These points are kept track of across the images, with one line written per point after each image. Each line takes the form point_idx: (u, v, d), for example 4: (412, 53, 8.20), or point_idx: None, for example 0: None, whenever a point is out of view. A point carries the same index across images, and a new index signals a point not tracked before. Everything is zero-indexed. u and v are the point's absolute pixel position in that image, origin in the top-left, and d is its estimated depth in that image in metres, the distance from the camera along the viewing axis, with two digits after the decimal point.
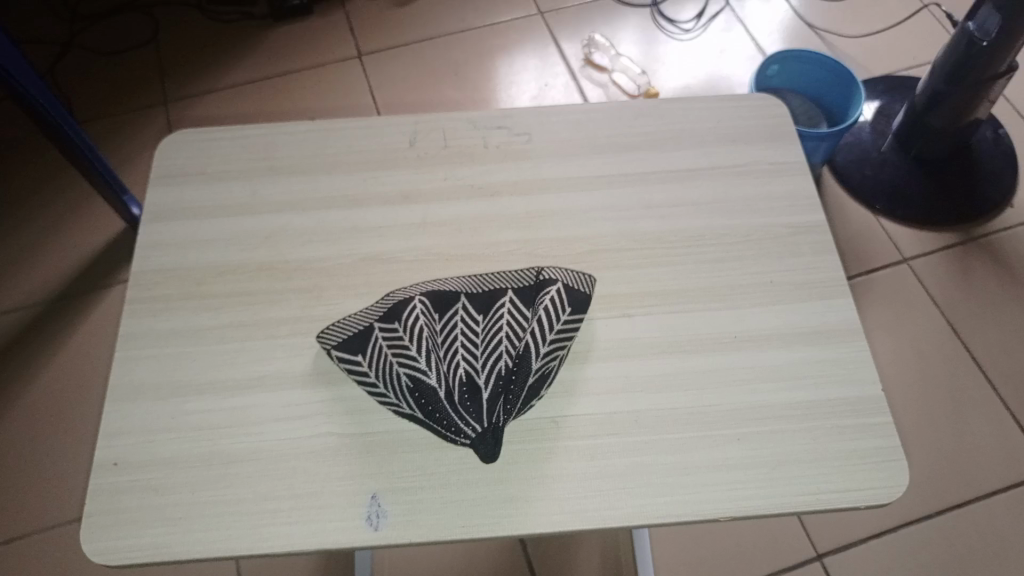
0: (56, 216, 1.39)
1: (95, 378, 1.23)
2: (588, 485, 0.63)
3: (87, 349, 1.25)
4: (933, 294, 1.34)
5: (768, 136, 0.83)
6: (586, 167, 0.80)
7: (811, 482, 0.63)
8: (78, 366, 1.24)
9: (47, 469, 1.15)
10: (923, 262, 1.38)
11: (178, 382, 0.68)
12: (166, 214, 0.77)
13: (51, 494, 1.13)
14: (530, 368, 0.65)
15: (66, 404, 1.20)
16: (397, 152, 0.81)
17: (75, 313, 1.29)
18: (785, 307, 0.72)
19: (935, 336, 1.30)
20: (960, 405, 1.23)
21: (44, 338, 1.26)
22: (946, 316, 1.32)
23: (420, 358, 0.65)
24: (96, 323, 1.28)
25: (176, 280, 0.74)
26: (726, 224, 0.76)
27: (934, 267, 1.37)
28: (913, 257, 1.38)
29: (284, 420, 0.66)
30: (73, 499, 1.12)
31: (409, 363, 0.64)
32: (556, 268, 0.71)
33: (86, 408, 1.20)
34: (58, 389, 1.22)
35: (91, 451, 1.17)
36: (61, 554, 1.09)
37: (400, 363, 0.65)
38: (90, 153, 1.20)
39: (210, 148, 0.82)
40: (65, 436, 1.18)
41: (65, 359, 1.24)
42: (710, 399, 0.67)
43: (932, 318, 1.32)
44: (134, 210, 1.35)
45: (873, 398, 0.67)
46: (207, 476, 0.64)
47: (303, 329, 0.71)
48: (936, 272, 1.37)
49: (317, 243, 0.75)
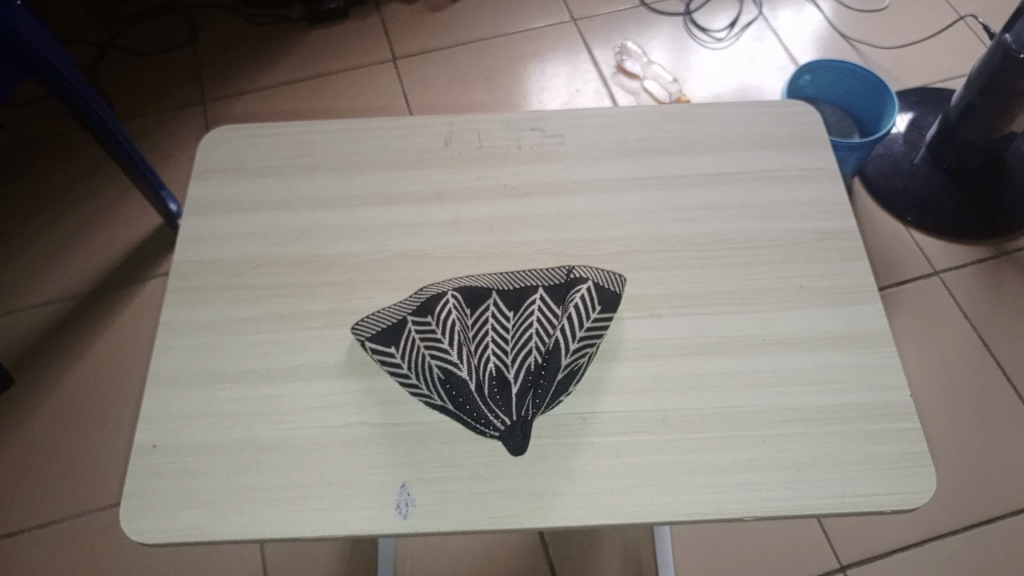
0: (96, 211, 1.42)
1: (131, 368, 1.26)
2: (613, 482, 0.64)
3: (124, 341, 1.29)
4: (964, 307, 1.33)
5: (799, 142, 0.83)
6: (617, 169, 0.81)
7: (836, 485, 0.64)
8: (115, 357, 1.27)
9: (83, 456, 1.18)
10: (954, 275, 1.37)
11: (215, 370, 0.70)
12: (206, 207, 0.80)
13: (87, 479, 1.16)
14: (559, 364, 0.66)
15: (103, 393, 1.23)
16: (431, 152, 0.83)
17: (112, 306, 1.32)
18: (813, 311, 0.72)
19: (965, 350, 1.29)
20: (989, 419, 1.22)
21: (82, 329, 1.29)
22: (977, 330, 1.31)
23: (451, 350, 0.66)
24: (133, 315, 1.31)
25: (214, 271, 0.76)
26: (755, 228, 0.77)
27: (964, 281, 1.36)
28: (943, 269, 1.37)
29: (317, 410, 0.68)
30: (108, 486, 1.15)
31: (440, 355, 0.66)
32: (586, 268, 0.72)
33: (122, 397, 1.23)
34: (94, 378, 1.25)
35: (126, 439, 1.19)
36: (93, 540, 1.11)
37: (432, 355, 0.66)
38: (130, 148, 1.23)
39: (249, 145, 0.84)
40: (101, 424, 1.21)
41: (102, 350, 1.27)
42: (735, 400, 0.68)
43: (962, 331, 1.31)
44: (171, 206, 1.38)
45: (899, 404, 0.67)
46: (241, 461, 0.66)
47: (336, 321, 0.72)
48: (967, 285, 1.36)
49: (352, 238, 0.77)
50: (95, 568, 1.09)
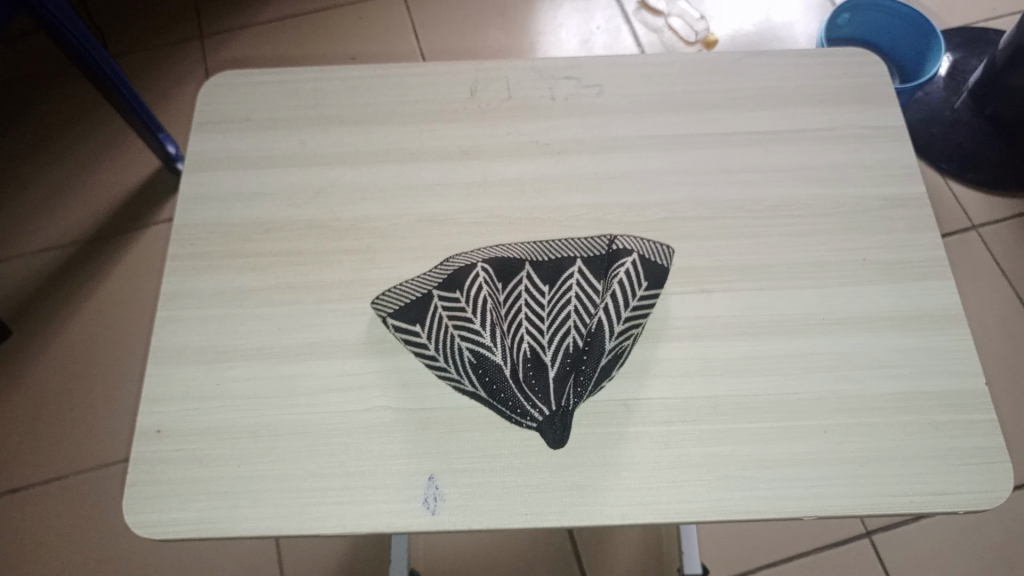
0: (90, 154, 1.34)
1: (135, 322, 1.20)
2: (658, 476, 0.59)
3: (124, 293, 1.22)
4: (1003, 264, 1.27)
5: (862, 95, 0.75)
6: (661, 125, 0.74)
7: (902, 483, 0.58)
8: (115, 309, 1.21)
9: (84, 411, 1.13)
10: (993, 230, 1.30)
11: (223, 346, 0.64)
12: (209, 164, 0.72)
13: (91, 434, 1.11)
14: (603, 348, 0.60)
15: (104, 347, 1.18)
16: (456, 103, 0.75)
17: (110, 256, 1.25)
18: (878, 288, 0.66)
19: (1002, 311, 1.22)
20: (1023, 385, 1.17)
21: (79, 279, 1.23)
22: (1015, 291, 1.24)
23: (483, 331, 0.60)
24: (132, 266, 1.25)
25: (220, 235, 0.69)
26: (815, 193, 0.70)
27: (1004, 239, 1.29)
28: (983, 223, 1.30)
29: (335, 392, 0.62)
30: (118, 439, 1.11)
31: (471, 336, 0.60)
32: (630, 237, 0.66)
33: (123, 349, 1.18)
34: (93, 331, 1.19)
35: (134, 393, 1.15)
36: (98, 497, 1.07)
37: (462, 336, 0.60)
38: (122, 86, 1.14)
39: (255, 93, 0.76)
40: (103, 378, 1.16)
41: (101, 302, 1.21)
42: (793, 386, 0.62)
43: (999, 290, 1.24)
44: (169, 147, 1.29)
45: (972, 392, 0.61)
46: (254, 448, 0.60)
47: (355, 294, 0.66)
48: (1007, 242, 1.29)
49: (370, 200, 0.70)
50: (102, 526, 1.06)
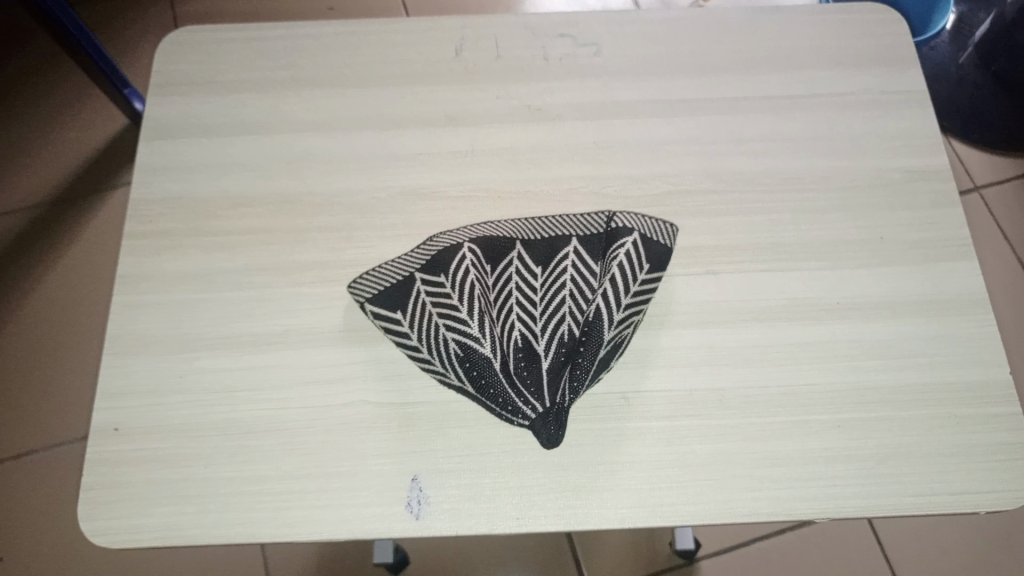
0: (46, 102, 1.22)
1: (102, 282, 1.09)
2: (660, 475, 0.55)
3: (88, 252, 1.11)
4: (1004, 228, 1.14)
5: (881, 57, 0.69)
6: (664, 89, 0.68)
7: (922, 482, 0.54)
8: (79, 270, 1.10)
9: (46, 380, 1.02)
10: (996, 192, 1.17)
11: (188, 334, 0.59)
12: (170, 131, 0.66)
13: (52, 407, 1.00)
14: (601, 338, 0.55)
15: (65, 310, 1.07)
16: (442, 63, 0.69)
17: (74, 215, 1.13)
18: (897, 268, 0.61)
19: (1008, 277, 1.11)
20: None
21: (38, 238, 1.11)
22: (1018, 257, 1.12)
23: (471, 320, 0.54)
24: (98, 222, 1.13)
25: (182, 211, 0.63)
26: (830, 165, 0.65)
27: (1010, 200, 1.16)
28: (984, 184, 1.17)
29: (310, 385, 0.57)
30: (79, 413, 1.00)
31: (457, 326, 0.54)
32: (630, 213, 0.60)
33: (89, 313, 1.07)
34: (55, 293, 1.08)
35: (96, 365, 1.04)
36: (61, 475, 0.97)
37: (447, 326, 0.54)
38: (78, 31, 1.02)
39: (220, 52, 0.69)
40: (65, 345, 1.04)
41: (64, 262, 1.10)
42: (806, 377, 0.57)
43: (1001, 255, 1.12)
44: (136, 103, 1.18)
45: (997, 383, 0.57)
46: (223, 447, 0.55)
47: (331, 276, 0.61)
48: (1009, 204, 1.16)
49: (347, 171, 0.64)
50: (65, 509, 0.94)
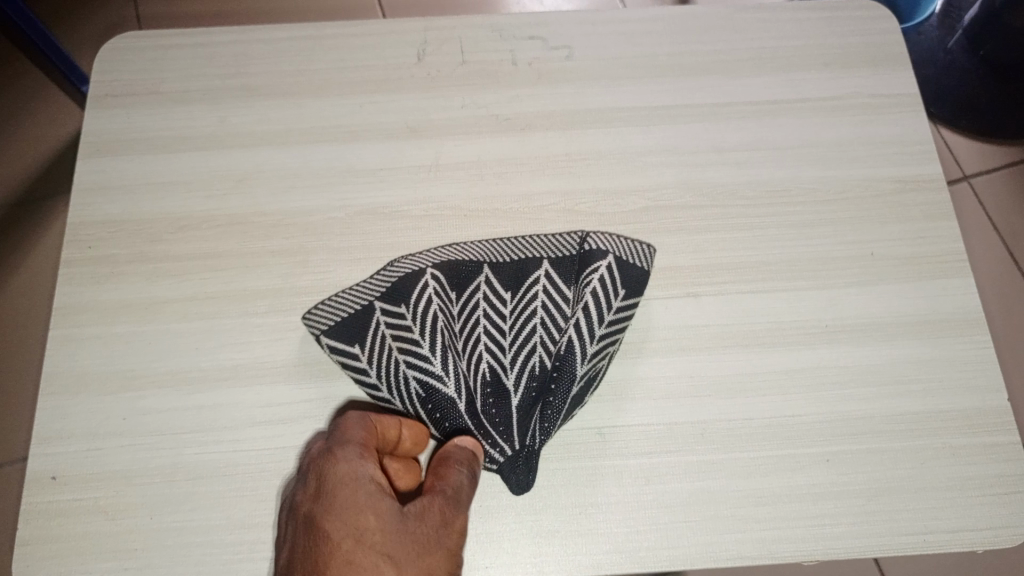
0: None
1: (44, 284, 0.96)
2: (637, 517, 0.51)
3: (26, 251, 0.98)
4: (994, 221, 1.00)
5: (871, 56, 0.65)
6: (641, 94, 0.63)
7: (916, 519, 0.51)
8: (17, 273, 0.97)
9: None
10: (986, 182, 1.02)
11: (130, 370, 0.55)
12: (110, 147, 0.61)
13: None
14: (574, 374, 0.51)
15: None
16: (403, 69, 0.64)
17: (19, 213, 0.99)
18: (890, 287, 0.57)
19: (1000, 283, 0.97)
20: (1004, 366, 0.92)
21: None
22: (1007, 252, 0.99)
23: (433, 357, 0.50)
24: (38, 217, 0.99)
25: (124, 235, 0.58)
26: (817, 176, 0.61)
27: (1002, 188, 1.02)
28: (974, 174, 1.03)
29: (264, 425, 0.53)
30: (17, 434, 0.88)
31: (417, 362, 0.50)
32: (605, 233, 0.56)
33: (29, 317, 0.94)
34: None
35: (34, 377, 0.91)
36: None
37: (407, 362, 0.50)
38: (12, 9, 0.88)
39: (163, 59, 0.64)
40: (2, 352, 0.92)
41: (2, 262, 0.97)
42: (794, 408, 0.54)
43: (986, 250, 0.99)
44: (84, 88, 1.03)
45: (994, 410, 0.54)
46: (169, 495, 0.51)
47: (285, 305, 0.56)
48: (1002, 196, 1.01)
49: (302, 189, 0.60)
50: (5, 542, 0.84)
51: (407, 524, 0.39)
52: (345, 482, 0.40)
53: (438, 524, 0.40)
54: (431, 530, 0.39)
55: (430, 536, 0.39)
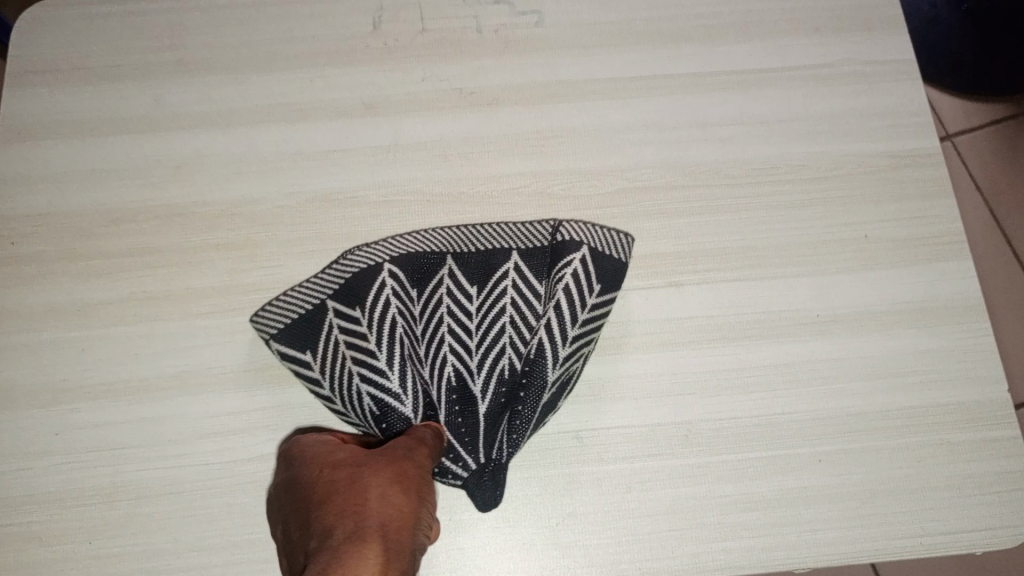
0: None
1: None
2: (618, 528, 0.48)
3: None
4: (979, 186, 0.92)
5: (864, 19, 0.60)
6: (616, 64, 0.58)
7: (912, 522, 0.48)
8: None
9: None
10: (970, 142, 0.94)
11: (62, 381, 0.50)
12: (33, 132, 0.55)
13: None
14: (544, 380, 0.46)
15: None
16: (356, 39, 0.59)
17: None
18: (883, 271, 0.54)
19: (992, 245, 0.90)
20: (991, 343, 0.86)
21: None
22: (994, 218, 0.91)
23: (390, 371, 0.44)
24: None
25: (51, 231, 0.53)
26: (807, 151, 0.57)
27: (987, 148, 0.93)
28: (955, 134, 0.94)
29: (212, 438, 0.49)
30: None
31: (373, 377, 0.45)
32: (580, 223, 0.52)
33: None
34: None
35: None
36: None
37: (360, 374, 0.45)
38: None
39: (90, 31, 0.58)
40: None
41: None
42: (783, 405, 0.50)
43: (971, 217, 0.91)
44: None
45: (994, 402, 0.51)
46: (109, 518, 0.47)
47: (232, 304, 0.52)
48: (989, 156, 0.93)
49: (248, 174, 0.55)
50: None
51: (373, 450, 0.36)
52: (309, 448, 0.38)
53: (404, 449, 0.37)
54: (399, 450, 0.37)
55: (398, 453, 0.36)
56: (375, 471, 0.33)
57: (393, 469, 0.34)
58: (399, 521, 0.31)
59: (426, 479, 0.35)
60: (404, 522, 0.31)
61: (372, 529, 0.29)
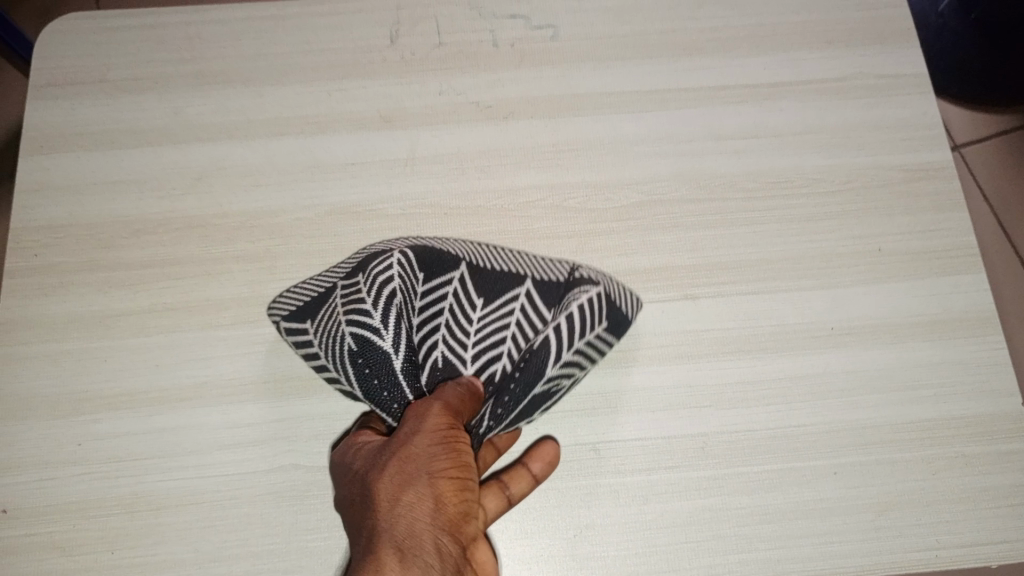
0: None
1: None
2: (635, 540, 0.48)
3: None
4: (988, 199, 0.93)
5: (876, 34, 0.61)
6: (631, 77, 0.59)
7: (929, 534, 0.48)
8: None
9: None
10: (978, 156, 0.94)
11: (83, 392, 0.50)
12: (54, 143, 0.56)
13: None
14: (533, 377, 0.46)
15: None
16: (373, 52, 0.59)
17: None
18: (897, 284, 0.54)
19: (1002, 256, 0.90)
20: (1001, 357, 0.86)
21: None
22: (1003, 230, 0.91)
23: (376, 315, 0.45)
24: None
25: (72, 241, 0.53)
26: (820, 164, 0.57)
27: (994, 162, 0.94)
28: (964, 148, 0.95)
29: (232, 448, 0.49)
30: None
31: (359, 321, 0.45)
32: (595, 268, 0.51)
33: None
34: None
35: None
36: None
37: (348, 325, 0.45)
38: None
39: (110, 44, 0.59)
40: None
41: None
42: (798, 417, 0.51)
43: (981, 229, 0.92)
44: None
45: (1009, 414, 0.51)
46: (130, 528, 0.47)
47: (251, 316, 0.52)
48: (997, 169, 0.94)
49: (267, 186, 0.55)
50: None
51: (389, 440, 0.40)
52: (347, 450, 0.42)
53: (414, 424, 0.40)
54: (410, 429, 0.40)
55: (409, 434, 0.39)
56: (384, 469, 0.38)
57: (402, 459, 0.38)
58: (409, 512, 0.35)
59: (437, 441, 0.39)
60: (416, 519, 0.35)
61: (384, 540, 0.34)
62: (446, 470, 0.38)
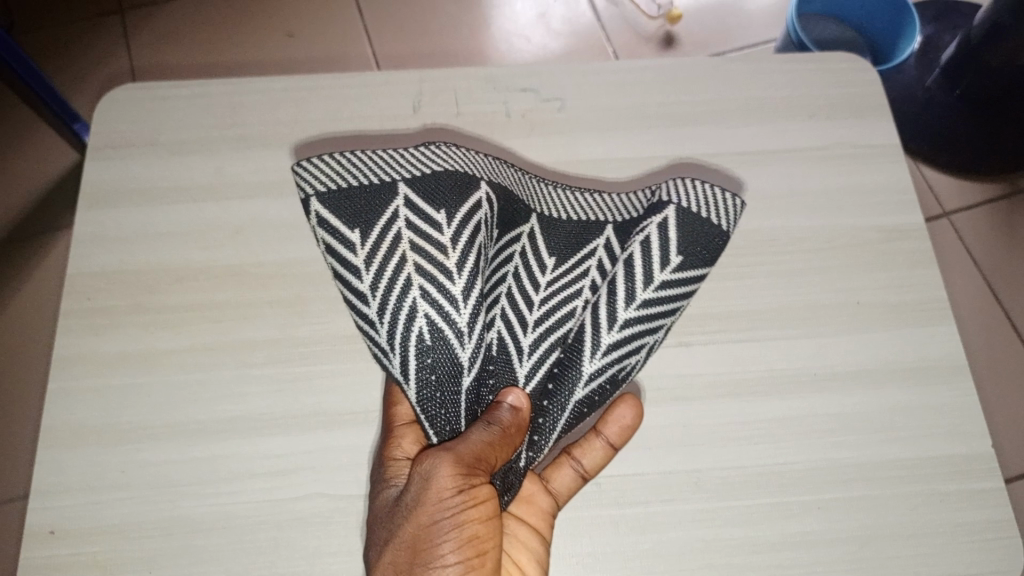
0: None
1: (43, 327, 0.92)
2: (632, 569, 0.52)
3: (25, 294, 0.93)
4: (976, 261, 0.97)
5: (855, 108, 0.67)
6: (631, 144, 0.65)
7: (905, 566, 0.52)
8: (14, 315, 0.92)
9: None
10: (968, 220, 0.99)
11: (128, 423, 0.55)
12: (108, 198, 0.62)
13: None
14: (578, 374, 0.53)
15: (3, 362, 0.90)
16: (398, 122, 0.65)
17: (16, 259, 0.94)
18: (876, 334, 0.59)
19: (989, 317, 0.95)
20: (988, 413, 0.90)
21: None
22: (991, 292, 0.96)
23: (457, 276, 0.51)
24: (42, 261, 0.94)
25: (122, 286, 0.59)
26: (803, 224, 0.62)
27: (982, 226, 0.99)
28: (954, 212, 1.00)
29: (262, 476, 0.53)
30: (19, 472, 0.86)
31: (438, 278, 0.51)
32: (679, 179, 0.55)
33: (36, 366, 0.90)
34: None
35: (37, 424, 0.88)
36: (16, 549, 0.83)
37: (420, 287, 0.51)
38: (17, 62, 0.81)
39: (159, 109, 0.65)
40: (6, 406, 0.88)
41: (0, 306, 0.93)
42: (784, 454, 0.55)
43: (970, 290, 0.96)
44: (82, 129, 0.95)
45: (982, 456, 0.55)
46: (167, 549, 0.52)
47: (282, 356, 0.57)
48: (985, 233, 0.99)
49: (300, 239, 0.61)
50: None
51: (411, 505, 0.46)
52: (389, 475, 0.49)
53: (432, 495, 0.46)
54: (427, 502, 0.46)
55: (426, 509, 0.46)
56: (394, 549, 0.46)
57: (411, 540, 0.45)
58: None
59: (443, 522, 0.45)
60: None
61: None
62: (448, 555, 0.45)
